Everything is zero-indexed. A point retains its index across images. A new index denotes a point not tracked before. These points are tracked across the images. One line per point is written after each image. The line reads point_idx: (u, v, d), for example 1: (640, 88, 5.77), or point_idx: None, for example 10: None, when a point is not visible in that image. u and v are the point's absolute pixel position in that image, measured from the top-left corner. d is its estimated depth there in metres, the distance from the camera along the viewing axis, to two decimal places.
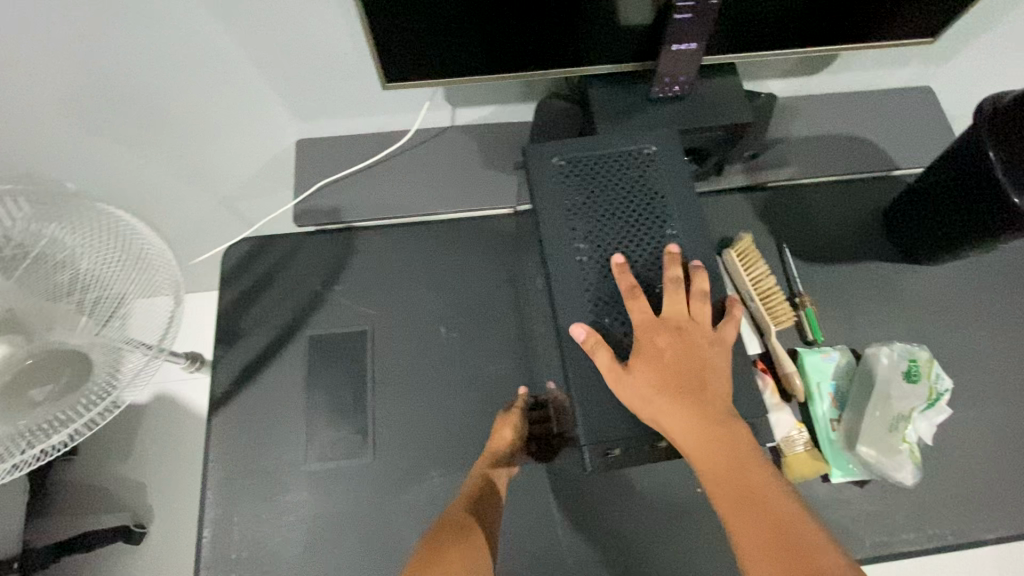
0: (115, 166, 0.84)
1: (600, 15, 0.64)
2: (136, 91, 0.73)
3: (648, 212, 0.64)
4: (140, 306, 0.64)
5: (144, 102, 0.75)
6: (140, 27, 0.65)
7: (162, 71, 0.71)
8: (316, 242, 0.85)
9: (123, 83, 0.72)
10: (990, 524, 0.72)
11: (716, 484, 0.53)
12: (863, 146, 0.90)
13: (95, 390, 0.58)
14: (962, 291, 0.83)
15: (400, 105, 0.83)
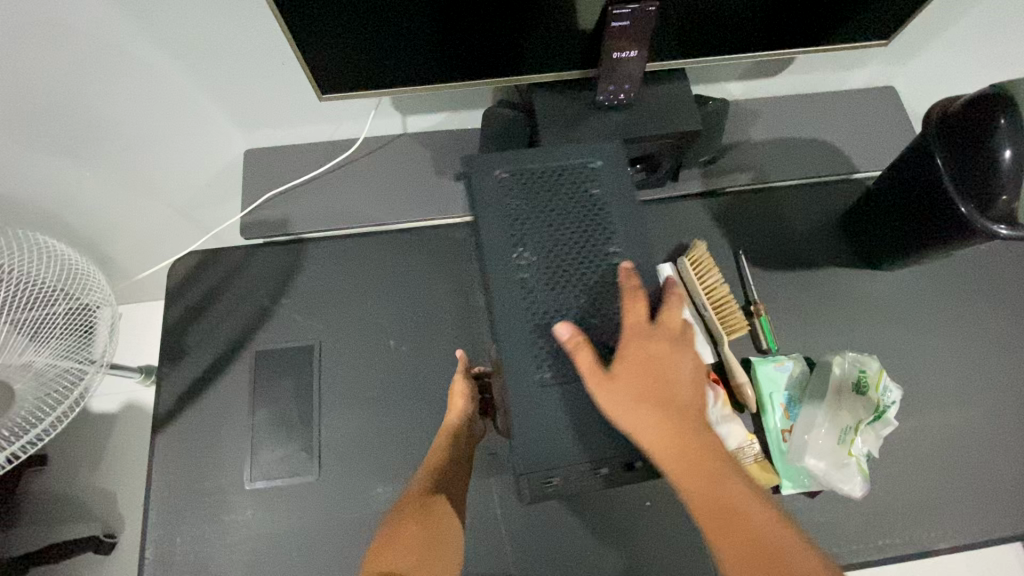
0: (53, 183, 0.82)
1: (537, 25, 0.63)
2: (67, 108, 0.71)
3: (592, 226, 0.63)
4: (76, 328, 0.66)
5: (76, 118, 0.73)
6: (65, 40, 0.64)
7: (93, 86, 0.69)
8: (264, 254, 0.83)
9: (53, 100, 0.70)
10: (940, 533, 0.71)
11: (698, 497, 0.51)
12: (823, 149, 0.89)
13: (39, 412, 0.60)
14: (919, 296, 0.82)
15: (347, 114, 0.82)
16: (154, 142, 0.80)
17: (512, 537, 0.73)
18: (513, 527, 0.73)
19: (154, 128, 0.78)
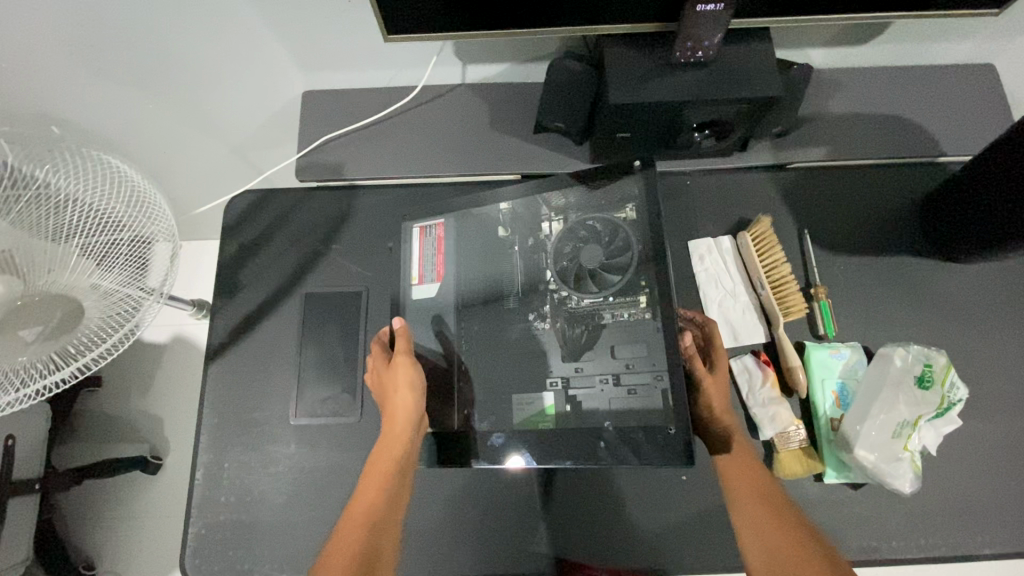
0: (120, 111, 0.83)
1: None
2: (136, 36, 0.71)
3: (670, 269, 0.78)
4: (139, 255, 0.68)
5: (144, 47, 0.73)
6: None
7: (161, 16, 0.69)
8: (317, 198, 0.84)
9: (122, 27, 0.69)
10: (990, 539, 0.68)
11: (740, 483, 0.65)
12: (908, 128, 0.82)
13: (90, 332, 0.64)
14: (994, 294, 0.77)
15: (408, 60, 0.80)
16: (215, 77, 0.80)
17: (543, 496, 0.73)
18: (544, 489, 0.74)
19: (216, 63, 0.77)
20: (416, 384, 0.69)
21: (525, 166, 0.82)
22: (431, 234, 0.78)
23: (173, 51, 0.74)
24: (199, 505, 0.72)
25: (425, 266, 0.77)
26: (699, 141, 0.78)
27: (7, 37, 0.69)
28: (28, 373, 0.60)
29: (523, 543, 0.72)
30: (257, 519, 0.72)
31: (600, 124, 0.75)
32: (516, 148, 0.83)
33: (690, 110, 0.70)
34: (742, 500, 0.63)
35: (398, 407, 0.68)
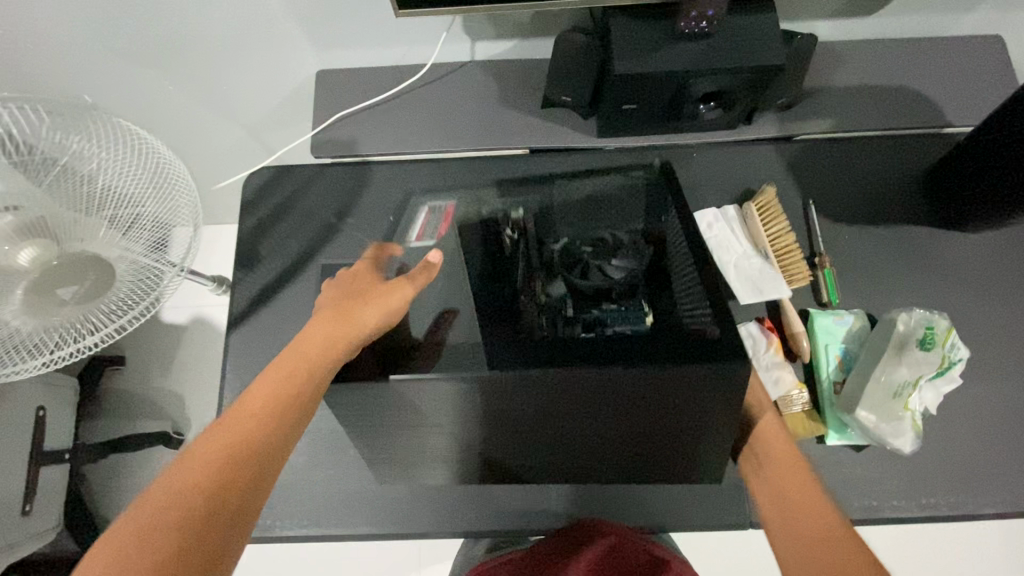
0: (139, 88, 0.86)
1: None
2: (154, 14, 0.73)
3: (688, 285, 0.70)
4: (164, 228, 0.71)
5: (162, 25, 0.75)
6: None
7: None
8: (332, 173, 0.87)
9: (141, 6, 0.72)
10: (991, 499, 0.69)
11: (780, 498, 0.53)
12: (913, 99, 0.83)
13: (121, 299, 0.66)
14: (998, 261, 0.78)
15: (418, 37, 0.82)
16: (232, 57, 0.83)
17: None
18: None
19: (233, 43, 0.80)
20: (393, 312, 0.65)
21: (532, 140, 0.84)
22: (437, 212, 0.85)
23: (195, 30, 0.77)
24: None
25: (427, 230, 0.83)
26: (704, 113, 0.79)
27: (32, 16, 0.72)
28: (64, 335, 0.63)
29: None
30: None
31: (605, 96, 0.76)
32: (524, 123, 0.85)
33: (695, 81, 0.72)
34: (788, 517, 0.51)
35: (361, 320, 0.63)
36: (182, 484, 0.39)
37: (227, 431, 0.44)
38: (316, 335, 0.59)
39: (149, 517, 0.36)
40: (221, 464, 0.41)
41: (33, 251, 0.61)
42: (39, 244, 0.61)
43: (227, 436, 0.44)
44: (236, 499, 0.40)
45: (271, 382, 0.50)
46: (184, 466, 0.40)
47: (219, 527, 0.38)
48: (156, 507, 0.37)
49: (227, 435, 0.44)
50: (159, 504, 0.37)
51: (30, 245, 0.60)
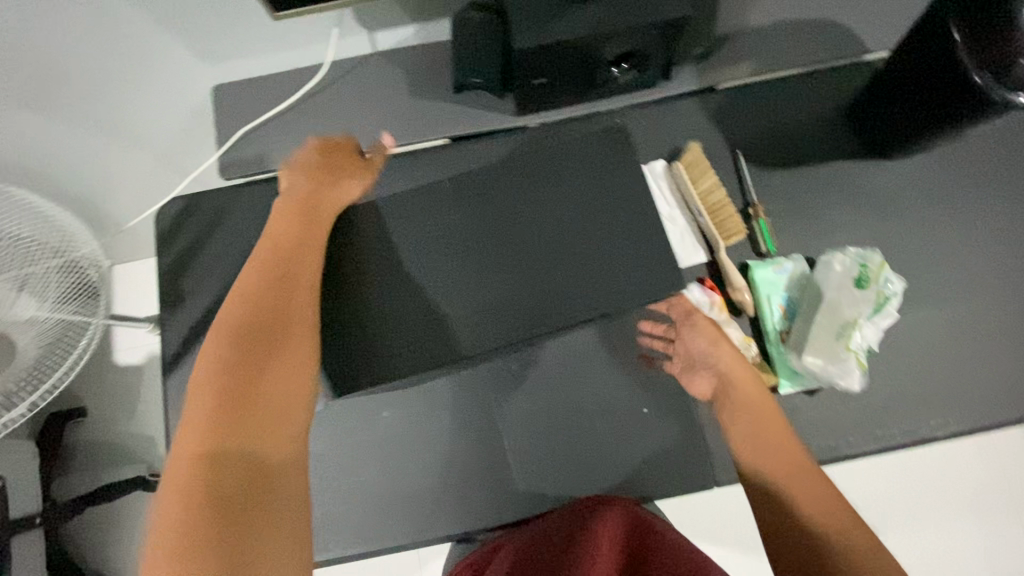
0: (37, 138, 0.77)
1: None
2: (41, 54, 0.66)
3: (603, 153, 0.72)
4: (71, 282, 0.70)
5: (46, 64, 0.67)
6: None
7: (52, 25, 0.64)
8: (246, 194, 0.82)
9: (29, 48, 0.64)
10: (940, 421, 0.71)
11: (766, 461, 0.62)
12: (830, 29, 0.80)
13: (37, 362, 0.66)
14: (928, 185, 0.77)
15: (310, 35, 0.77)
16: (115, 86, 0.77)
17: (514, 450, 0.75)
18: (515, 442, 0.75)
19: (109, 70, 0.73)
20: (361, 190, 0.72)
21: (450, 128, 0.81)
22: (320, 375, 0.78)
23: (70, 69, 0.70)
24: None
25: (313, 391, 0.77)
26: (618, 76, 0.76)
27: None
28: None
29: (503, 496, 0.74)
30: None
31: (514, 73, 0.73)
32: (440, 110, 0.82)
33: (601, 45, 0.69)
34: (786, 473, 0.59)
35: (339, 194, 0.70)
36: (211, 377, 0.50)
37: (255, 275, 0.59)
38: (304, 192, 0.69)
39: (216, 366, 0.51)
40: (229, 358, 0.51)
41: None
42: None
43: (256, 289, 0.57)
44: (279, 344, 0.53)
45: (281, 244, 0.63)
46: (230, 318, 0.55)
47: (272, 339, 0.53)
48: (213, 374, 0.50)
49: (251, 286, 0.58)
50: (215, 370, 0.50)
51: None
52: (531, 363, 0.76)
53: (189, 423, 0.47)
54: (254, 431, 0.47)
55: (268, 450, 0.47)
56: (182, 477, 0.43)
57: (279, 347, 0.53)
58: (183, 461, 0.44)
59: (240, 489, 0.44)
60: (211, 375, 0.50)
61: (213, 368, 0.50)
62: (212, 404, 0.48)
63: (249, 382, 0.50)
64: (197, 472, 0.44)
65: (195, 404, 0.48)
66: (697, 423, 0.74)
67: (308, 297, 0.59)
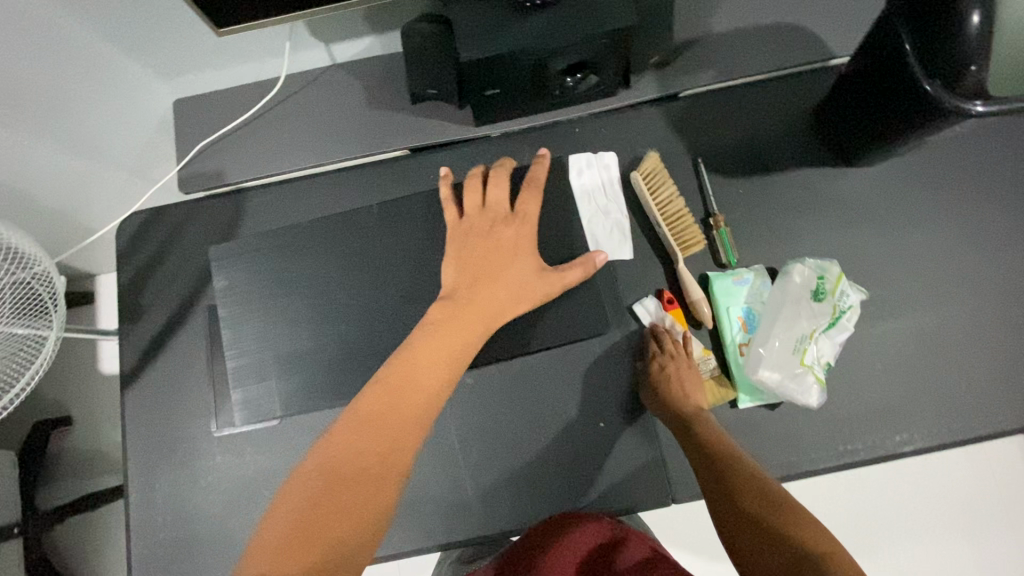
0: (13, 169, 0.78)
1: None
2: (14, 86, 0.66)
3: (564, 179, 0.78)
4: (23, 298, 0.70)
5: (21, 95, 0.68)
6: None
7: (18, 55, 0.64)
8: (205, 208, 0.82)
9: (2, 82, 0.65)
10: (906, 435, 0.69)
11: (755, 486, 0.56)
12: (791, 35, 0.79)
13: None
14: (894, 193, 0.75)
15: (265, 48, 0.77)
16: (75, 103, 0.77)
17: (470, 466, 0.74)
18: (470, 458, 0.74)
19: (72, 94, 0.74)
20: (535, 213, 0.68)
21: (408, 140, 0.81)
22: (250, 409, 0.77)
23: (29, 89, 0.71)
24: (137, 529, 0.72)
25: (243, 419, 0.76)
26: (572, 85, 0.75)
27: None
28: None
29: (460, 510, 0.73)
30: (194, 532, 0.72)
31: (467, 84, 0.72)
32: (398, 121, 0.81)
33: (551, 55, 0.68)
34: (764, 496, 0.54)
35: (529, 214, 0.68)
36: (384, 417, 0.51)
37: (470, 315, 0.59)
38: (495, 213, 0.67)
39: (406, 393, 0.53)
40: (385, 406, 0.52)
41: None
42: None
43: (449, 330, 0.58)
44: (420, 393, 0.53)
45: (469, 278, 0.62)
46: (417, 351, 0.56)
47: (418, 383, 0.54)
48: (376, 404, 0.52)
49: (467, 327, 0.59)
50: (367, 401, 0.52)
51: None
52: (487, 379, 0.75)
53: (323, 459, 0.49)
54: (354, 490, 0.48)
55: (378, 496, 0.48)
56: (283, 543, 0.45)
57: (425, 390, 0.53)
58: (291, 513, 0.47)
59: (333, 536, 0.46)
60: (384, 406, 0.52)
61: (380, 414, 0.51)
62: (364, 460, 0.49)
63: (414, 427, 0.51)
64: (326, 512, 0.47)
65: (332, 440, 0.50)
66: (655, 438, 0.73)
67: (473, 339, 0.58)
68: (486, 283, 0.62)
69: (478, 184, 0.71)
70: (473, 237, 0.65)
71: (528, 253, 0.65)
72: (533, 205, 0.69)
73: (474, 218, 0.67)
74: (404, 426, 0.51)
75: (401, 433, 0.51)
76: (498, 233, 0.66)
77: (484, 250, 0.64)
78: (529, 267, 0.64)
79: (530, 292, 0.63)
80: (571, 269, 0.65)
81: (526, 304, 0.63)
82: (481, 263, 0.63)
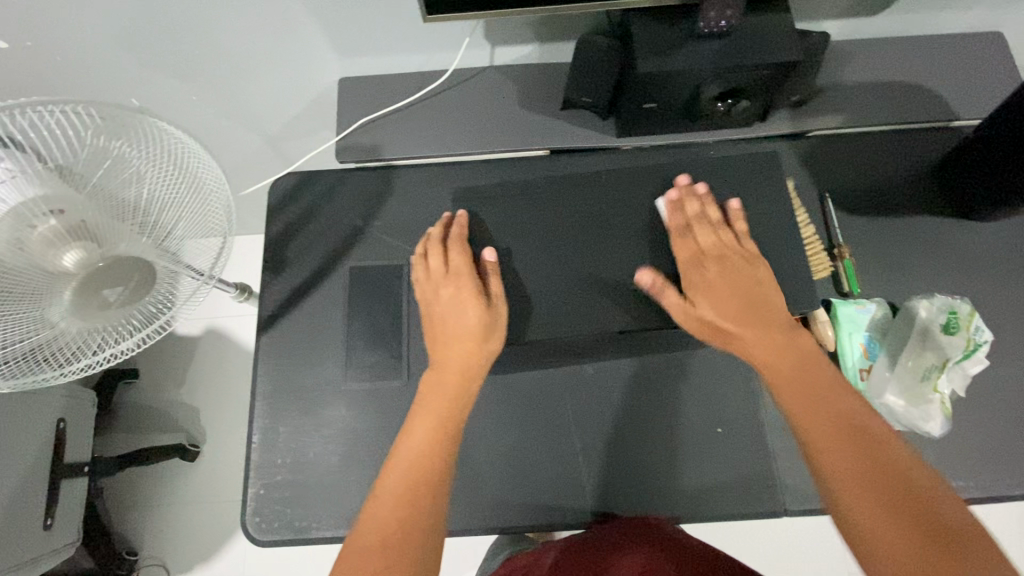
0: (170, 96, 0.90)
1: None
2: (193, 25, 0.76)
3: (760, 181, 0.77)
4: (193, 244, 0.68)
5: (197, 33, 0.78)
6: None
7: (213, 7, 0.74)
8: (355, 178, 0.87)
9: (182, 18, 0.75)
10: (1017, 480, 0.71)
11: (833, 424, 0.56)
12: (921, 94, 0.85)
13: (151, 305, 0.65)
14: (1011, 249, 0.80)
15: (439, 44, 0.84)
16: (251, 67, 0.86)
17: (584, 451, 0.77)
18: (586, 443, 0.77)
19: (250, 54, 0.83)
20: (466, 252, 0.74)
21: (553, 141, 0.86)
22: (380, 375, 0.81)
23: (218, 45, 0.81)
24: (258, 467, 0.75)
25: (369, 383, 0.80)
26: (720, 110, 0.81)
27: (65, 27, 0.75)
28: (88, 343, 0.62)
29: (568, 493, 0.76)
30: (312, 478, 0.75)
31: (627, 94, 0.78)
32: (545, 123, 0.87)
33: (712, 79, 0.74)
34: (834, 446, 0.54)
35: (460, 265, 0.73)
36: (409, 480, 0.60)
37: (447, 372, 0.68)
38: (426, 280, 0.75)
39: (411, 456, 0.62)
40: (410, 474, 0.60)
41: (78, 252, 0.56)
42: (83, 245, 0.56)
43: (429, 397, 0.67)
44: (433, 452, 0.62)
45: (439, 348, 0.71)
46: (415, 419, 0.65)
47: (413, 451, 0.62)
48: (398, 467, 0.61)
49: (446, 382, 0.68)
50: (393, 477, 0.60)
51: (73, 248, 0.56)
52: (610, 369, 0.79)
53: (366, 516, 0.58)
54: (409, 533, 0.56)
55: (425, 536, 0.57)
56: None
57: (435, 452, 0.62)
58: (355, 561, 0.54)
59: (386, 548, 0.55)
60: (405, 463, 0.61)
61: (402, 483, 0.59)
62: (397, 515, 0.57)
63: (425, 469, 0.61)
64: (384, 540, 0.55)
65: (377, 496, 0.59)
66: (766, 447, 0.76)
67: (464, 400, 0.67)
68: (448, 340, 0.70)
69: (421, 257, 0.76)
70: (433, 308, 0.73)
71: (469, 303, 0.70)
72: (460, 258, 0.73)
73: (424, 287, 0.75)
74: (419, 485, 0.60)
75: (423, 478, 0.60)
76: (441, 299, 0.73)
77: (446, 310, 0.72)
78: (474, 321, 0.70)
79: (492, 322, 0.70)
80: (493, 281, 0.71)
81: (493, 339, 0.70)
82: (445, 332, 0.71)
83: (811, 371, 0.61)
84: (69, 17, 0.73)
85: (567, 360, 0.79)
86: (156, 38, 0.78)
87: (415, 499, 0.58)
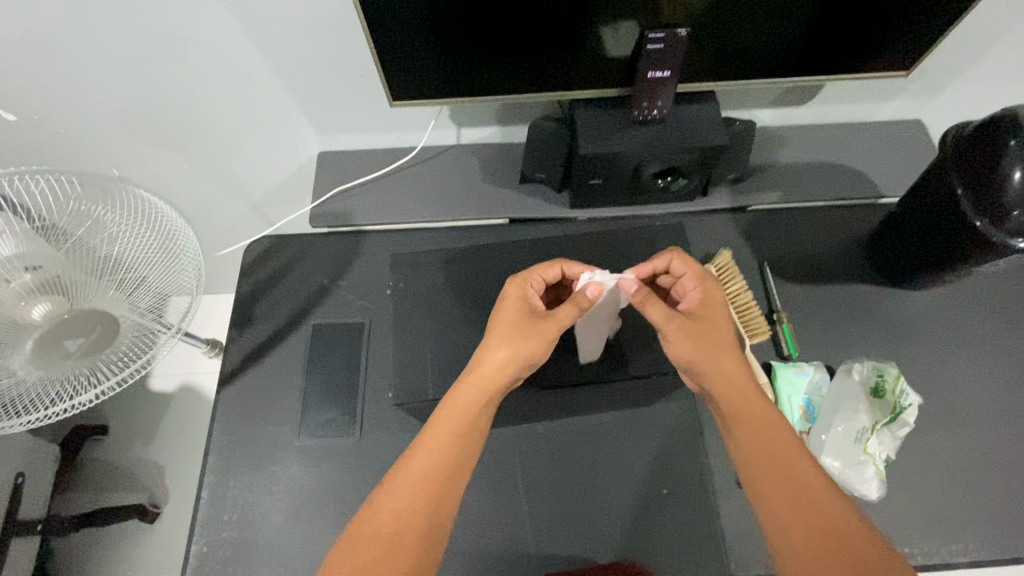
0: (163, 165, 0.98)
1: (572, 53, 0.72)
2: (187, 107, 0.86)
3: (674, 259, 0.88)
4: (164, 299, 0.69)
5: (191, 113, 0.87)
6: (201, 60, 0.78)
7: (207, 88, 0.83)
8: (326, 241, 0.93)
9: (177, 101, 0.85)
10: (962, 547, 0.71)
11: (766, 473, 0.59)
12: (849, 175, 0.93)
13: (115, 359, 0.64)
14: (941, 317, 0.84)
15: (409, 124, 0.93)
16: (237, 141, 0.94)
17: (532, 510, 0.77)
18: (534, 503, 0.78)
19: (238, 131, 0.92)
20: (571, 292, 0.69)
21: (512, 211, 0.93)
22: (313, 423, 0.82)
23: (208, 121, 0.89)
24: (203, 524, 0.75)
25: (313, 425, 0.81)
26: (663, 186, 0.88)
27: (75, 108, 0.85)
28: (47, 393, 0.61)
29: (515, 555, 0.76)
30: (258, 536, 0.74)
31: (575, 171, 0.85)
32: (505, 195, 0.94)
33: (650, 160, 0.82)
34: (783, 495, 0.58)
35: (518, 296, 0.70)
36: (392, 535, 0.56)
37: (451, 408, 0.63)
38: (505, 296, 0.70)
39: (421, 479, 0.59)
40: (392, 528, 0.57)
41: (46, 306, 0.65)
42: (53, 299, 0.66)
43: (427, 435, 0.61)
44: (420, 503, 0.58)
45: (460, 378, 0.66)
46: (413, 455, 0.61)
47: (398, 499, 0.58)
48: (377, 517, 0.57)
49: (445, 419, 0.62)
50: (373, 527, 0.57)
51: (44, 300, 0.65)
52: (559, 427, 0.81)
53: (347, 552, 0.55)
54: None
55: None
56: None
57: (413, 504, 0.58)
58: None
59: None
60: (414, 487, 0.58)
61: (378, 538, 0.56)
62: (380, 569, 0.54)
63: (438, 493, 0.59)
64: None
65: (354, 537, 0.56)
66: (712, 511, 0.77)
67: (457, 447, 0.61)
68: (499, 347, 0.66)
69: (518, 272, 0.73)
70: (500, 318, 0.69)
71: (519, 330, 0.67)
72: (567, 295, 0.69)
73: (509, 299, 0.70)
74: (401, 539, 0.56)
75: (413, 526, 0.57)
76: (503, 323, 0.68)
77: (513, 329, 0.67)
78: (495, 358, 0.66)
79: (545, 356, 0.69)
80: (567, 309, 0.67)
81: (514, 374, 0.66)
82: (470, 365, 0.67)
83: (771, 428, 0.61)
84: (78, 99, 0.83)
85: (518, 419, 0.81)
86: (154, 116, 0.87)
87: (396, 542, 0.56)
